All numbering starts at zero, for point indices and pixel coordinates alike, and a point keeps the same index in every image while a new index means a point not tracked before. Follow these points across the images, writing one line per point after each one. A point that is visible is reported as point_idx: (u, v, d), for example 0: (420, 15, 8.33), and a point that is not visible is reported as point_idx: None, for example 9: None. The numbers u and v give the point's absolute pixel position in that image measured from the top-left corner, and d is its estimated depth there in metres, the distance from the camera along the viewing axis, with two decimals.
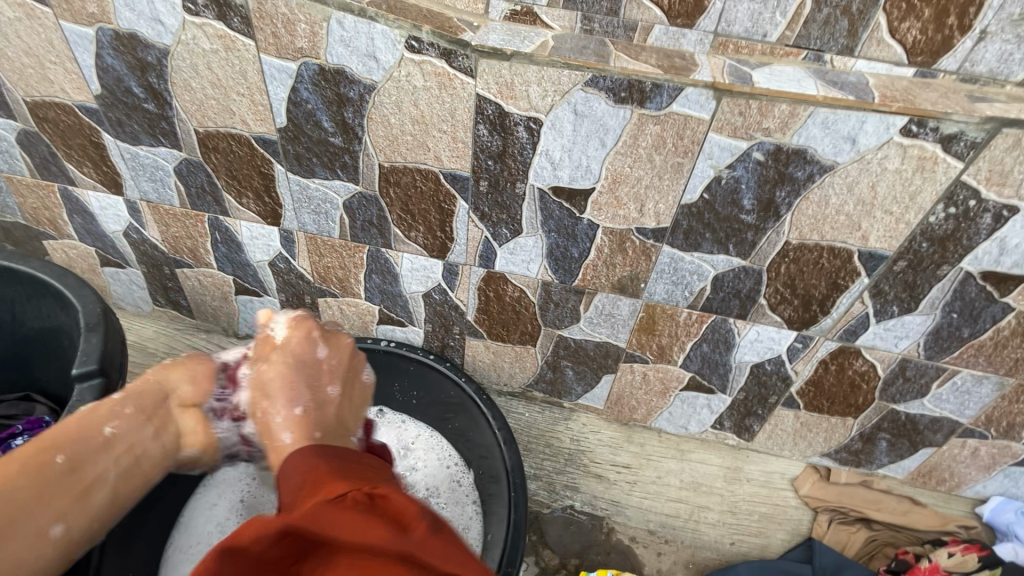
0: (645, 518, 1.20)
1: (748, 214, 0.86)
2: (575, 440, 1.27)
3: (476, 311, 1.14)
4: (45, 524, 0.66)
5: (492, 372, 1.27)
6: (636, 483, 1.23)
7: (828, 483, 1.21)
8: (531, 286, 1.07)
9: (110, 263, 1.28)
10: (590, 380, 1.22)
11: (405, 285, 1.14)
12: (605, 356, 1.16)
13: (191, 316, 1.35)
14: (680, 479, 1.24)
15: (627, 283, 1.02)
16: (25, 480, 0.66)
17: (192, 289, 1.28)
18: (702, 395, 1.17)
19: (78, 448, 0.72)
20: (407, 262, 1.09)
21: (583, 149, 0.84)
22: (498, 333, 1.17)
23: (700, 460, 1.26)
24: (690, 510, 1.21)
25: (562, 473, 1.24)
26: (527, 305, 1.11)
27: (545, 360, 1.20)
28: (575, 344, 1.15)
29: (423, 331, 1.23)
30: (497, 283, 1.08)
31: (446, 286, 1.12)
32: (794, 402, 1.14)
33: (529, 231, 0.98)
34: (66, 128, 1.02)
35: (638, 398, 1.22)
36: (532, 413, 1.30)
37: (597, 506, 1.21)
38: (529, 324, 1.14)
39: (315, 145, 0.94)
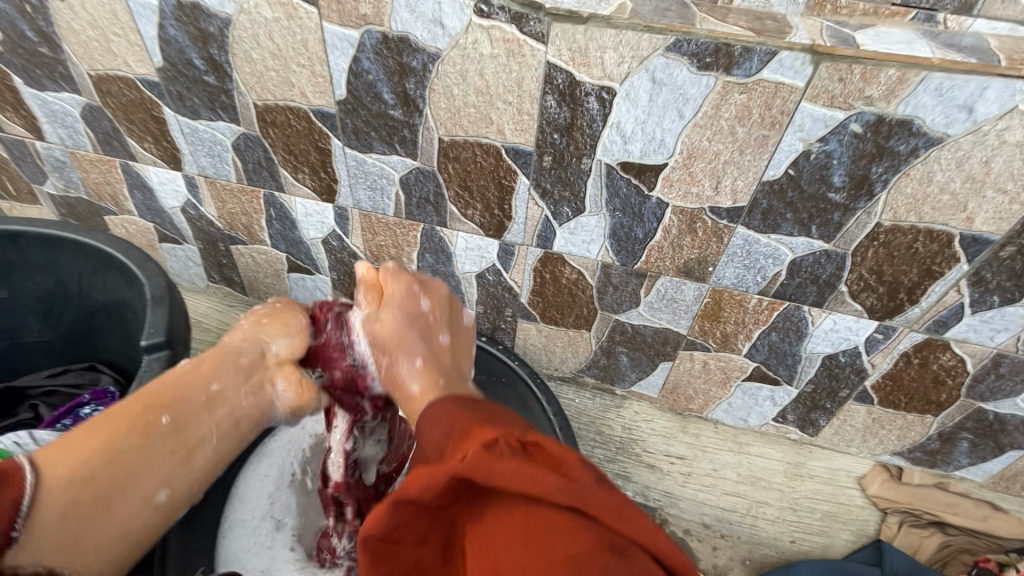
0: (699, 511, 1.16)
1: (837, 193, 0.79)
2: (627, 428, 1.23)
3: (531, 294, 1.11)
4: (150, 490, 0.65)
5: (543, 356, 1.24)
6: (691, 474, 1.19)
7: (899, 483, 1.15)
8: (590, 268, 1.03)
9: (167, 239, 1.30)
10: (645, 367, 1.17)
11: (458, 265, 1.12)
12: (663, 343, 1.11)
13: (244, 293, 1.36)
14: (737, 472, 1.19)
15: (693, 266, 0.96)
16: (134, 439, 0.65)
17: (246, 266, 1.29)
18: (766, 387, 1.12)
19: (182, 407, 0.71)
20: (462, 241, 1.07)
21: (658, 121, 0.79)
22: (553, 318, 1.14)
23: (759, 453, 1.21)
24: (747, 505, 1.16)
25: (614, 461, 1.20)
26: (585, 288, 1.07)
27: (600, 345, 1.16)
28: (632, 329, 1.11)
29: (474, 313, 1.20)
30: (555, 265, 1.05)
31: (501, 267, 1.09)
32: (867, 396, 1.07)
33: (592, 210, 0.93)
34: (128, 102, 1.03)
35: (695, 387, 1.17)
36: (583, 400, 1.26)
37: (650, 497, 1.17)
38: (584, 307, 1.10)
39: (374, 119, 0.91)
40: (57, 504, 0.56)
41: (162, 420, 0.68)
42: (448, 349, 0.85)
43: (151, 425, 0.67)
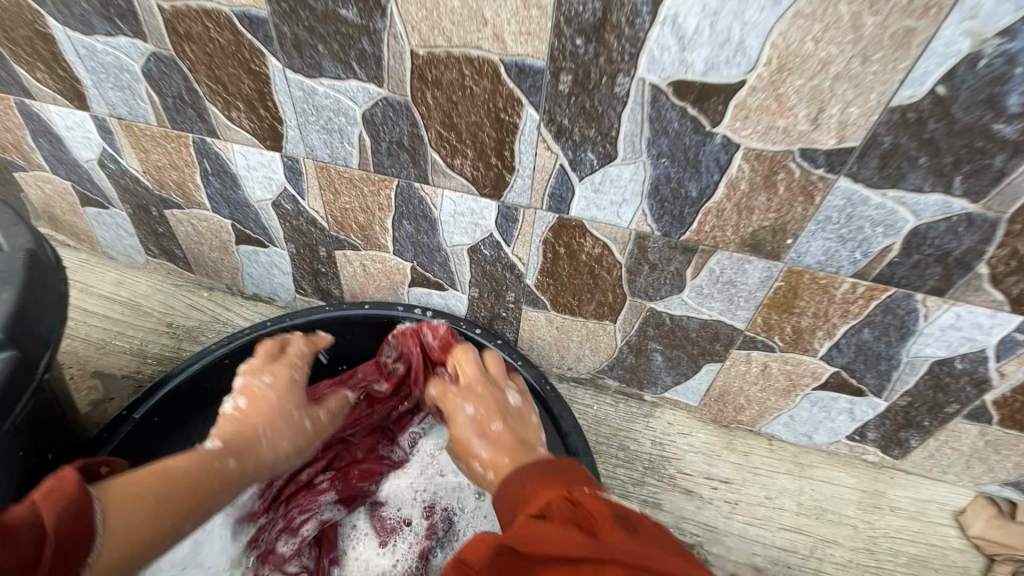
0: (749, 552, 0.90)
1: (1007, 124, 0.52)
2: (658, 443, 0.98)
3: (539, 274, 0.85)
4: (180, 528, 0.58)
5: (554, 354, 0.99)
6: (738, 504, 0.94)
7: (1011, 523, 0.88)
8: (620, 240, 0.77)
9: (91, 203, 1.05)
10: (684, 370, 0.92)
11: (445, 236, 0.86)
12: (711, 340, 0.85)
13: (189, 271, 1.11)
14: (798, 503, 0.94)
15: (765, 237, 0.70)
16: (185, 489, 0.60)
17: (186, 236, 1.04)
18: (844, 398, 0.86)
19: (211, 493, 0.62)
20: (449, 203, 0.81)
21: (737, 12, 0.52)
22: (567, 305, 0.89)
23: (825, 479, 0.96)
24: (811, 544, 0.91)
25: (640, 485, 0.95)
26: (611, 266, 0.81)
27: (628, 341, 0.90)
28: (671, 322, 0.85)
29: (467, 299, 0.94)
30: (572, 235, 0.78)
31: (501, 239, 0.83)
32: (983, 414, 0.80)
33: (627, 156, 0.67)
34: (5, 12, 0.77)
35: (748, 396, 0.92)
36: (603, 407, 1.01)
37: (685, 531, 0.92)
38: (609, 291, 0.84)
39: (321, 24, 0.65)
40: (130, 535, 0.52)
41: (197, 504, 0.60)
42: (509, 427, 0.70)
43: (215, 468, 0.64)
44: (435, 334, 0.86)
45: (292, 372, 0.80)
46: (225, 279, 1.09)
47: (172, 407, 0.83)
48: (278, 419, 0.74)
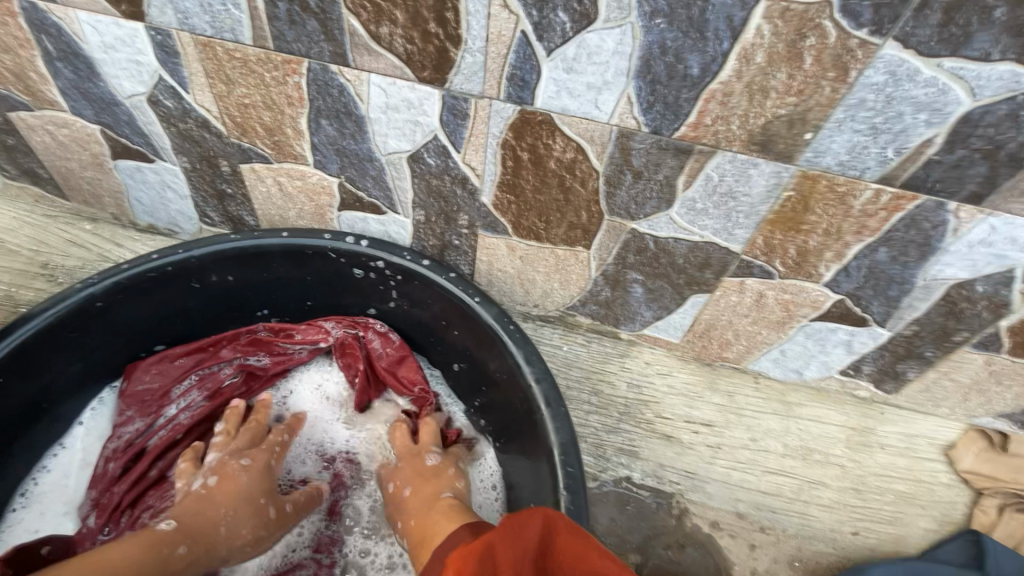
0: (731, 499, 0.83)
1: None
2: (635, 385, 0.88)
3: (497, 189, 0.69)
4: None
5: (517, 289, 0.84)
6: (721, 448, 0.86)
7: (1000, 455, 0.83)
8: (598, 140, 0.61)
9: None
10: (666, 303, 0.79)
11: (377, 142, 0.67)
12: (701, 267, 0.72)
13: (62, 196, 0.89)
14: (784, 444, 0.86)
15: (778, 132, 0.56)
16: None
17: (47, 149, 0.81)
18: (844, 329, 0.76)
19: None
20: (378, 95, 0.62)
21: None
22: (532, 229, 0.73)
23: (813, 417, 0.88)
24: (797, 487, 0.84)
25: (614, 432, 0.85)
26: (585, 177, 0.65)
27: (603, 270, 0.77)
28: (655, 246, 0.71)
29: (411, 224, 0.77)
30: (537, 135, 0.62)
31: (448, 143, 0.65)
32: (994, 343, 0.71)
33: (612, 16, 0.50)
34: None
35: (737, 330, 0.81)
36: (573, 348, 0.89)
37: (665, 480, 0.83)
38: (582, 209, 0.69)
39: None
40: None
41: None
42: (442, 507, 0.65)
43: (166, 559, 0.58)
44: (386, 346, 0.82)
45: (273, 456, 0.72)
46: (109, 206, 0.88)
47: (29, 365, 0.66)
48: (245, 501, 0.66)
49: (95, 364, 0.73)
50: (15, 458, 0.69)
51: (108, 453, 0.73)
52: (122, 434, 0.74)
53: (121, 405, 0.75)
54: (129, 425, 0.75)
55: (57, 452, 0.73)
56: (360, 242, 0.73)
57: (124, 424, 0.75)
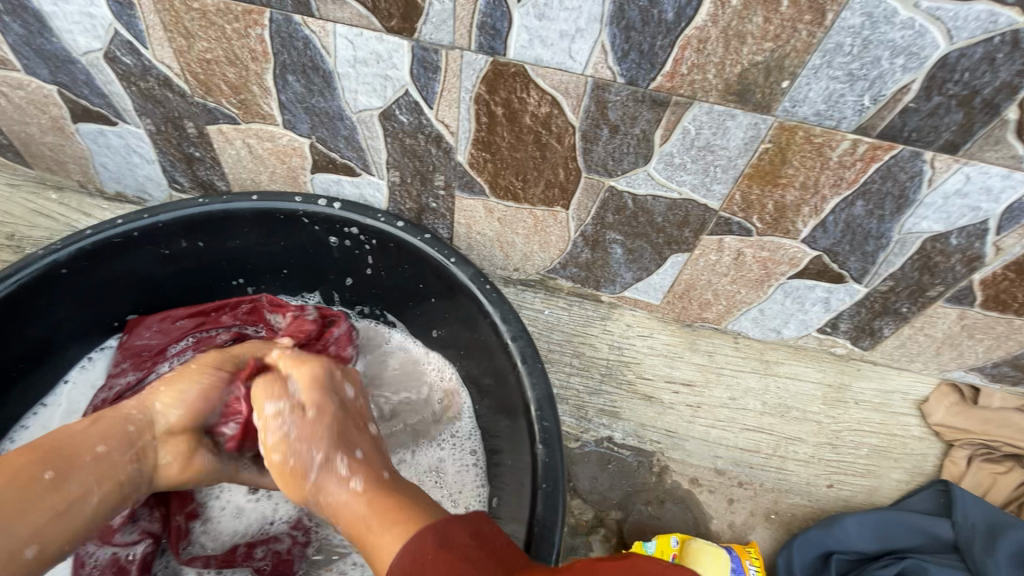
0: (710, 456, 0.85)
1: None
2: (617, 348, 0.88)
3: (473, 147, 0.68)
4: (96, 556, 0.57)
5: (497, 252, 0.83)
6: (701, 407, 0.87)
7: (971, 408, 0.86)
8: (573, 93, 0.59)
9: None
10: (647, 263, 0.79)
11: (347, 99, 0.65)
12: (680, 226, 0.72)
13: (25, 163, 0.86)
14: (762, 402, 0.87)
15: (755, 81, 0.55)
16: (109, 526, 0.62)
17: (4, 114, 0.77)
18: (822, 286, 0.76)
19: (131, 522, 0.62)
20: (345, 47, 0.60)
21: None
22: (509, 188, 0.72)
23: (791, 375, 0.89)
24: (774, 443, 0.86)
25: (596, 394, 0.86)
26: (561, 132, 0.64)
27: (582, 231, 0.76)
28: (634, 204, 0.71)
29: (387, 186, 0.76)
30: (510, 89, 0.60)
31: (420, 98, 0.63)
32: (967, 297, 0.72)
33: None
34: None
35: (716, 290, 0.81)
36: (555, 312, 0.89)
37: (646, 439, 0.85)
38: (559, 167, 0.68)
39: None
40: None
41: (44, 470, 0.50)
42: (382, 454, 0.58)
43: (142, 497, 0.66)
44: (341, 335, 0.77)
45: None
46: (75, 173, 0.85)
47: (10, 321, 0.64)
48: None
49: (90, 318, 0.73)
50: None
51: (95, 403, 0.71)
52: (113, 386, 0.72)
53: (118, 356, 0.74)
54: (120, 378, 0.73)
55: (39, 411, 0.72)
56: (333, 204, 0.71)
57: (116, 376, 0.73)
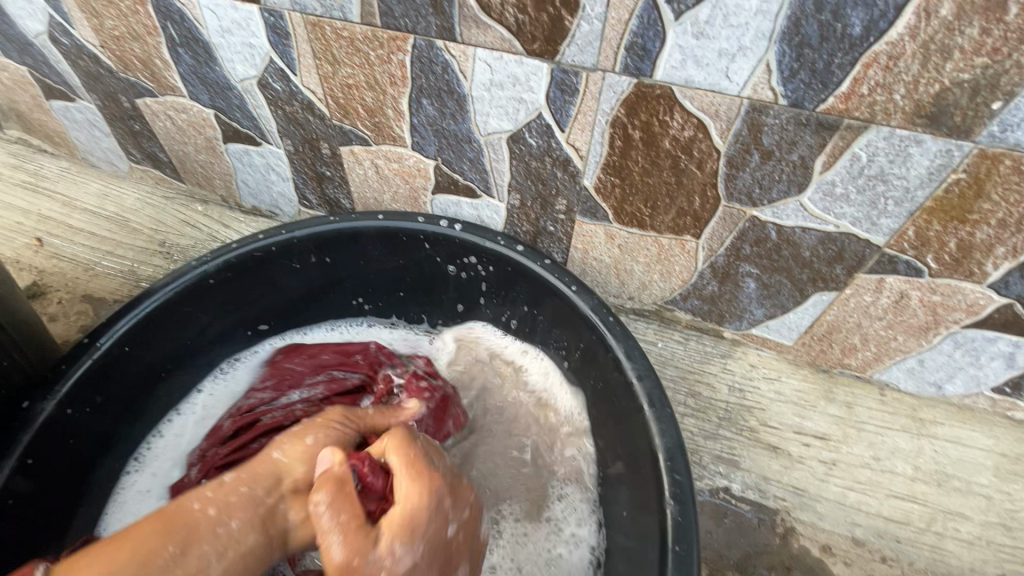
0: (847, 522, 0.73)
1: None
2: (738, 391, 0.80)
3: (602, 170, 0.64)
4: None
5: (612, 280, 0.79)
6: (837, 465, 0.76)
7: None
8: (724, 116, 0.54)
9: (56, 93, 0.88)
10: (782, 300, 0.71)
11: (476, 121, 0.65)
12: (832, 262, 0.64)
13: (179, 179, 0.95)
14: (914, 466, 0.75)
15: (955, 102, 0.47)
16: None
17: (167, 134, 0.86)
18: (1006, 339, 0.64)
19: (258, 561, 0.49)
20: (483, 69, 0.59)
21: None
22: (636, 215, 0.68)
23: (951, 438, 0.77)
24: (930, 516, 0.73)
25: (713, 438, 0.77)
26: (703, 156, 0.59)
27: (712, 262, 0.70)
28: (778, 235, 0.64)
29: (506, 208, 0.74)
30: (652, 110, 0.56)
31: (552, 119, 0.61)
32: None
33: None
34: None
35: (867, 335, 0.71)
36: (672, 346, 0.82)
37: (769, 493, 0.74)
38: (694, 194, 0.63)
39: None
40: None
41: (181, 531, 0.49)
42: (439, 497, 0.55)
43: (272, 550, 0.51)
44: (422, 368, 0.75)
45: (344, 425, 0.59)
46: (218, 188, 0.93)
47: (153, 333, 0.68)
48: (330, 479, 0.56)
49: (218, 338, 0.76)
50: (135, 420, 0.70)
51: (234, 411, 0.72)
52: (251, 398, 0.73)
53: (264, 376, 0.76)
54: (259, 393, 0.74)
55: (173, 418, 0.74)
56: (454, 226, 0.71)
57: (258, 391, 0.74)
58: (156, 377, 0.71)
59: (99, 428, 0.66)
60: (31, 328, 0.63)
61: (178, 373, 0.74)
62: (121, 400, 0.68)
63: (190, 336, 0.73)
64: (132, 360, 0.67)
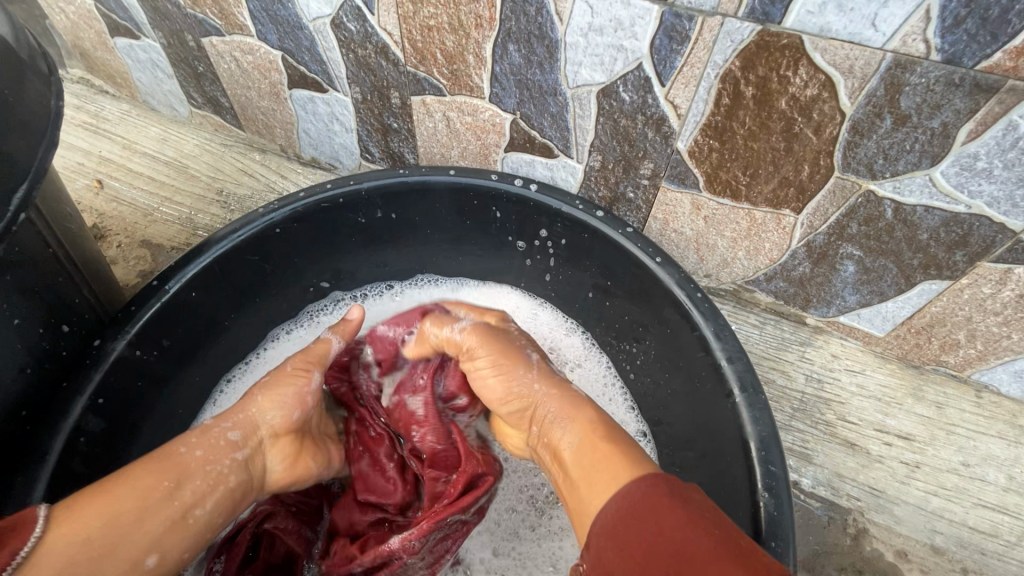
0: (927, 528, 0.68)
1: None
2: (816, 380, 0.75)
3: (701, 132, 0.59)
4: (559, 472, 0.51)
5: (691, 254, 0.74)
6: (920, 467, 0.71)
7: None
8: (858, 73, 0.48)
9: (120, 30, 0.86)
10: (883, 286, 0.65)
11: (565, 71, 0.60)
12: (953, 246, 0.57)
13: (239, 125, 0.92)
14: (1008, 475, 0.69)
15: None
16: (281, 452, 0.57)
17: (231, 77, 0.83)
18: None
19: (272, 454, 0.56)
20: (583, 11, 0.54)
21: None
22: (730, 184, 0.62)
23: None
24: (1021, 530, 0.67)
25: (787, 429, 0.73)
26: (822, 118, 0.52)
27: (809, 241, 0.64)
28: (894, 212, 0.57)
29: (584, 170, 0.69)
30: (774, 62, 0.50)
31: (653, 70, 0.55)
32: None
33: None
34: None
35: (975, 330, 0.65)
36: (747, 329, 0.77)
37: (842, 491, 0.70)
38: (804, 163, 0.57)
39: None
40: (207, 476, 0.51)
41: (162, 479, 0.48)
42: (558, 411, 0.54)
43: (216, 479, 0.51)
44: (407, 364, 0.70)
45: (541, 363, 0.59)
46: (278, 137, 0.90)
47: (215, 282, 0.66)
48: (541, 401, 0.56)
49: (281, 292, 0.74)
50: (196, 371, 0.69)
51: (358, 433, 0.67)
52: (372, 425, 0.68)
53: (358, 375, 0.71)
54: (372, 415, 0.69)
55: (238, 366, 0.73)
56: (530, 187, 0.66)
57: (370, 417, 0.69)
58: (217, 327, 0.69)
59: (162, 376, 0.64)
60: (99, 268, 0.63)
61: (240, 325, 0.72)
62: (183, 349, 0.66)
63: (252, 288, 0.70)
64: (196, 308, 0.65)
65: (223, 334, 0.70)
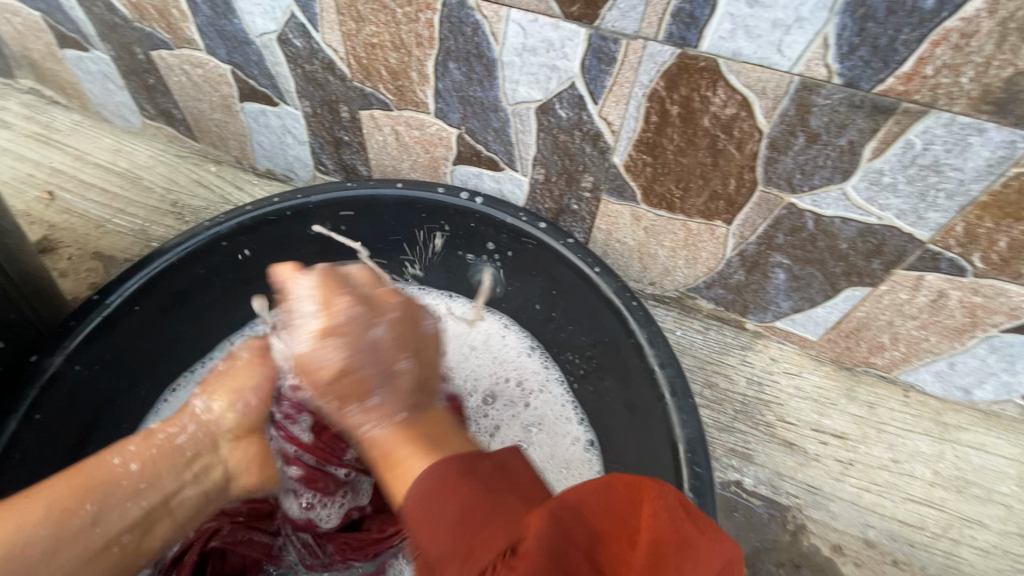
0: (860, 523, 0.71)
1: None
2: (757, 383, 0.78)
3: (634, 147, 0.61)
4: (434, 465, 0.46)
5: (635, 263, 0.76)
6: (853, 465, 0.74)
7: None
8: (771, 94, 0.51)
9: (68, 42, 0.85)
10: (812, 292, 0.69)
11: (503, 88, 0.62)
12: (870, 255, 0.61)
13: (193, 137, 0.92)
14: (933, 470, 0.73)
15: None
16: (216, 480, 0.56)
17: (183, 90, 0.83)
18: None
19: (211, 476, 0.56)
20: (516, 32, 0.56)
21: None
22: (665, 197, 0.65)
23: (974, 445, 0.74)
24: (945, 522, 0.71)
25: (729, 431, 0.75)
26: (742, 136, 0.55)
27: (741, 250, 0.67)
28: (815, 223, 0.60)
29: (529, 182, 0.71)
30: (694, 83, 0.53)
31: (585, 89, 0.58)
32: None
33: None
34: None
35: (896, 333, 0.68)
36: (691, 334, 0.80)
37: (781, 489, 0.73)
38: (730, 177, 0.60)
39: None
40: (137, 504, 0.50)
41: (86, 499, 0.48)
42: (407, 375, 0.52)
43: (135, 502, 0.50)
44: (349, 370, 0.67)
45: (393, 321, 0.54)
46: (232, 148, 0.90)
47: (161, 295, 0.66)
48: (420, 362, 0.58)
49: (231, 303, 0.74)
50: (141, 382, 0.69)
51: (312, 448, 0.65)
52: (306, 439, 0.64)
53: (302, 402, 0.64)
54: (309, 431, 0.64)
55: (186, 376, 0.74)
56: (475, 199, 0.68)
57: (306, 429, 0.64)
58: (163, 338, 0.69)
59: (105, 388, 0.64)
60: (41, 282, 0.63)
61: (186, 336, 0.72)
62: (128, 361, 0.66)
63: (200, 300, 0.71)
64: (140, 320, 0.65)
65: (169, 344, 0.70)
